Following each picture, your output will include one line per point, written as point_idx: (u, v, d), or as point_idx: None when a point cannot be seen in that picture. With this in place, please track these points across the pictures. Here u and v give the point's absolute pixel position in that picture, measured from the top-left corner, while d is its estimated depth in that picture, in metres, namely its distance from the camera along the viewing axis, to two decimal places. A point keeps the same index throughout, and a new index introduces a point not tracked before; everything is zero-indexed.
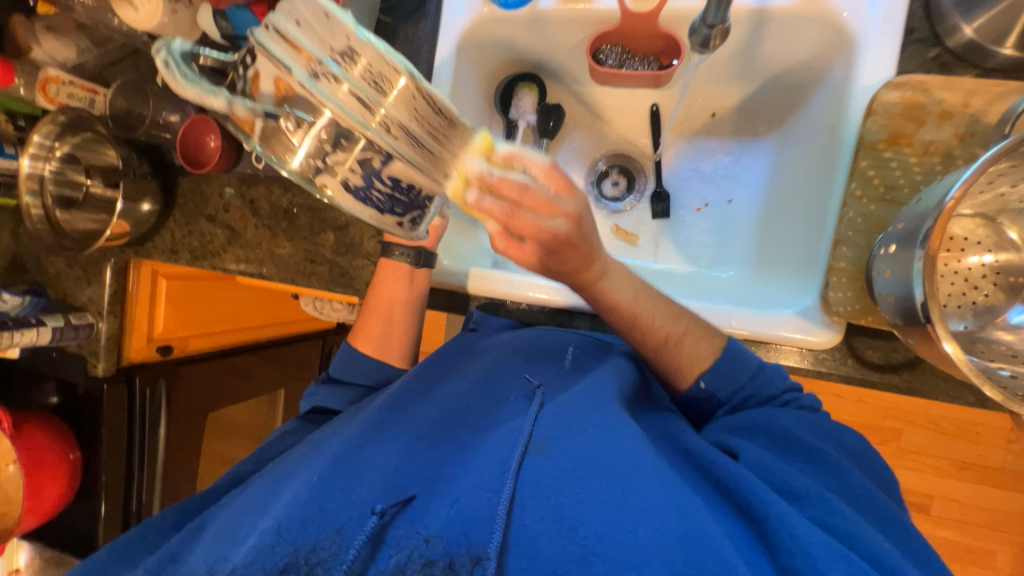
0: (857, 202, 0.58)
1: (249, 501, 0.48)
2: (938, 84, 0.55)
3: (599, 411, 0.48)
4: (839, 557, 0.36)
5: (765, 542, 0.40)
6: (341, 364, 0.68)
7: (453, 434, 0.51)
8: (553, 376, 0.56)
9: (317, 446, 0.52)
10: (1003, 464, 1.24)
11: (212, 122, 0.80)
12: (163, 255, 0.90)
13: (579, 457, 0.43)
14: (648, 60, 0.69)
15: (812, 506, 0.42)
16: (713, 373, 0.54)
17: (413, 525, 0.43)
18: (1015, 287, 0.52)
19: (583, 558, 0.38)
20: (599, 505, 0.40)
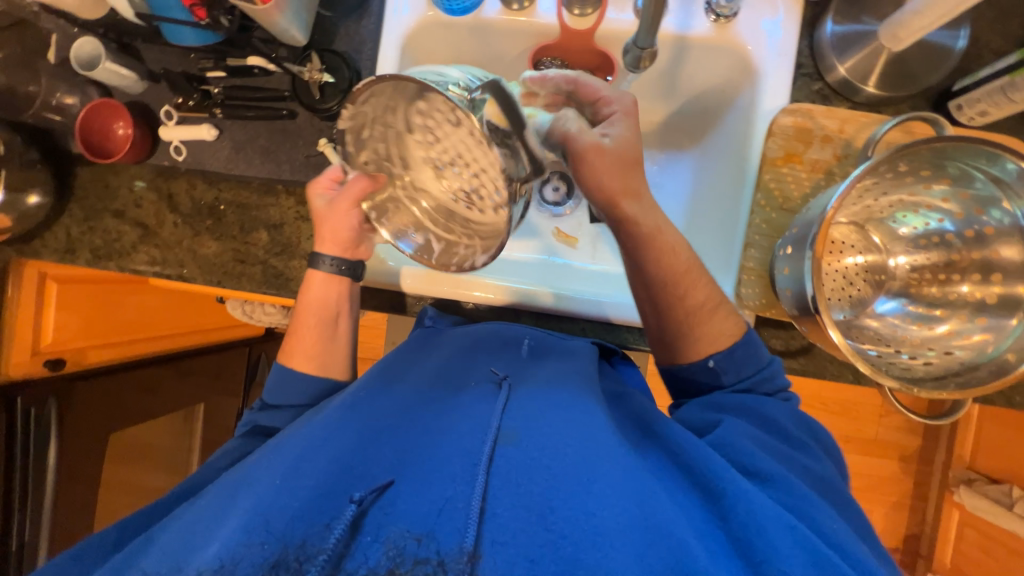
0: (762, 209, 0.67)
1: (198, 513, 0.42)
2: (821, 112, 0.65)
3: (562, 405, 0.48)
4: (785, 526, 0.39)
5: (720, 515, 0.41)
6: (273, 388, 0.64)
7: (418, 421, 0.48)
8: (510, 370, 0.55)
9: (272, 451, 0.47)
10: (876, 436, 1.47)
11: (122, 107, 0.73)
12: (55, 255, 0.78)
13: (545, 446, 0.42)
14: (585, 74, 0.74)
15: (773, 484, 0.45)
16: (723, 354, 0.57)
17: (393, 515, 0.39)
18: (879, 282, 0.63)
19: (552, 542, 0.36)
20: (565, 490, 0.39)
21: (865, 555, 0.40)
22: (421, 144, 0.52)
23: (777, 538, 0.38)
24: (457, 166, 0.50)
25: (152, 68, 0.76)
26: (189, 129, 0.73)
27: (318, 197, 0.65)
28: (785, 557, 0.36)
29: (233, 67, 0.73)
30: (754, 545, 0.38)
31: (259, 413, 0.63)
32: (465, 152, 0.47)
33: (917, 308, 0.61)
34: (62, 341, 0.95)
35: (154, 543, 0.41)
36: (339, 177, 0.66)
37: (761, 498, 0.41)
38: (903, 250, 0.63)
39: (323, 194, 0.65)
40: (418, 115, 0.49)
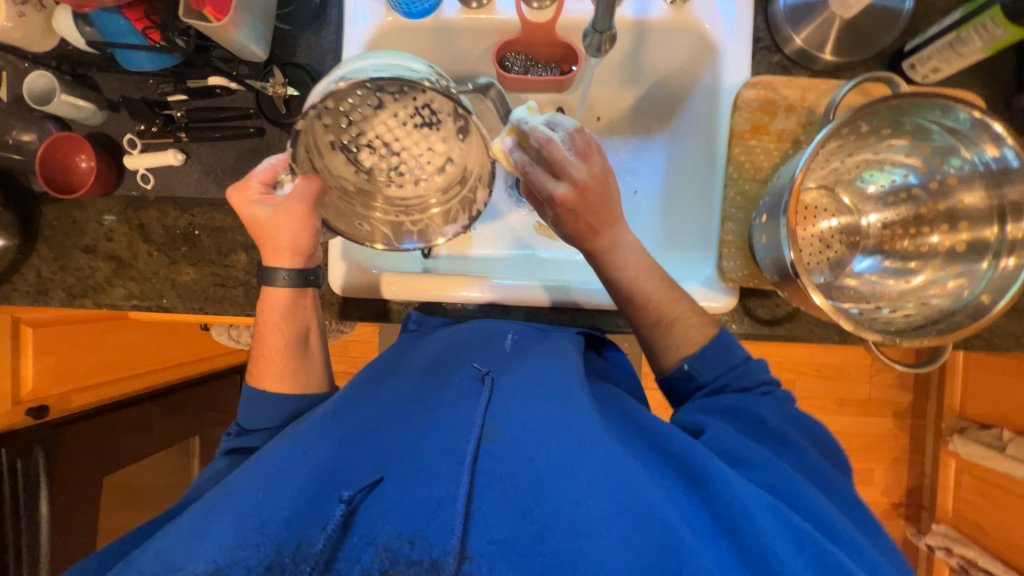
0: (735, 182, 0.68)
1: (179, 526, 0.40)
2: (782, 83, 0.67)
3: (545, 394, 0.48)
4: (767, 506, 0.40)
5: (705, 498, 0.41)
6: (247, 411, 0.60)
7: (402, 420, 0.48)
8: (493, 365, 0.54)
9: (254, 462, 0.46)
10: (869, 395, 1.51)
11: (82, 139, 0.71)
12: (26, 298, 0.76)
13: (530, 440, 0.42)
14: (551, 67, 0.75)
15: (760, 471, 0.46)
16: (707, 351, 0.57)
17: (384, 515, 0.38)
18: (854, 242, 0.64)
19: (537, 534, 0.36)
20: (550, 481, 0.39)
21: (845, 528, 0.42)
22: (336, 133, 0.54)
23: (762, 517, 0.38)
24: (379, 152, 0.56)
25: (109, 97, 0.74)
26: (153, 156, 0.72)
27: (251, 206, 0.59)
28: (768, 533, 0.37)
29: (194, 89, 0.71)
30: (739, 527, 0.38)
31: (237, 439, 0.60)
32: (388, 135, 0.56)
33: (892, 263, 0.62)
34: (43, 386, 0.91)
35: (138, 557, 0.38)
36: (269, 183, 0.61)
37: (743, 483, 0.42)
38: (874, 208, 0.64)
39: (261, 202, 0.59)
40: (335, 103, 0.51)
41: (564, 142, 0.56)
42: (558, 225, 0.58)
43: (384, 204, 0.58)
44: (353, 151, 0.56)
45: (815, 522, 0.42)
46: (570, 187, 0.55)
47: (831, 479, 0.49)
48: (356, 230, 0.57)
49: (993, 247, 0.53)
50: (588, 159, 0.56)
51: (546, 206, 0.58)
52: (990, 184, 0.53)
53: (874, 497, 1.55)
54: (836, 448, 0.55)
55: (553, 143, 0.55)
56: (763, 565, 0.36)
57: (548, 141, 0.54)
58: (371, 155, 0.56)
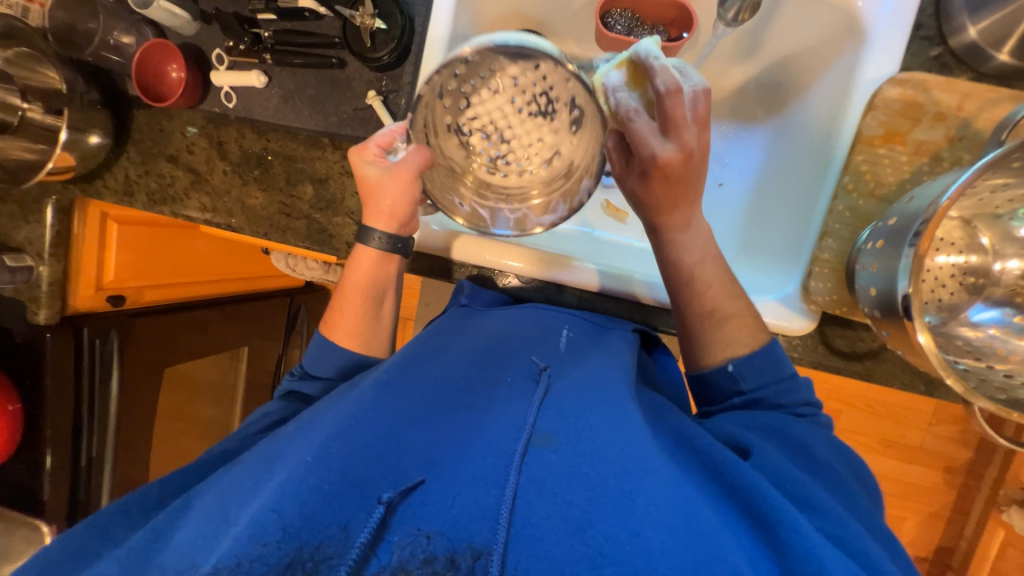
0: (848, 195, 0.59)
1: (235, 482, 0.42)
2: (937, 84, 0.56)
3: (602, 406, 0.45)
4: (845, 563, 0.35)
5: (771, 546, 0.37)
6: (313, 357, 0.62)
7: (451, 411, 0.47)
8: (550, 363, 0.52)
9: (302, 428, 0.47)
10: (923, 443, 1.39)
11: (175, 49, 0.72)
12: (115, 197, 0.81)
13: (586, 453, 0.40)
14: (657, 29, 0.67)
15: (824, 515, 0.41)
16: (756, 363, 0.53)
17: (423, 516, 0.38)
18: (978, 287, 0.55)
19: (591, 559, 0.34)
20: (605, 504, 0.37)
21: None
22: (450, 111, 0.54)
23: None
24: (489, 137, 0.56)
25: (204, 8, 0.74)
26: (240, 75, 0.72)
27: (363, 165, 0.58)
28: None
29: (284, 9, 0.70)
30: None
31: (297, 381, 0.62)
32: (499, 119, 0.55)
33: (1023, 320, 0.53)
34: (122, 280, 1.00)
35: (190, 511, 0.42)
36: (387, 146, 0.59)
37: (812, 530, 0.37)
38: (1016, 253, 0.54)
39: (374, 163, 0.58)
40: (456, 81, 0.52)
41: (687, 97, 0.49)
42: (646, 190, 0.53)
43: (484, 190, 0.57)
44: (464, 134, 0.56)
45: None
46: (676, 150, 0.49)
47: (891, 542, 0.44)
48: (455, 210, 0.56)
49: None
50: (702, 127, 0.50)
51: (642, 168, 0.51)
52: None
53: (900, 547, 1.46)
54: (863, 470, 0.51)
55: (681, 99, 0.47)
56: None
57: (676, 94, 0.47)
58: (479, 139, 0.56)
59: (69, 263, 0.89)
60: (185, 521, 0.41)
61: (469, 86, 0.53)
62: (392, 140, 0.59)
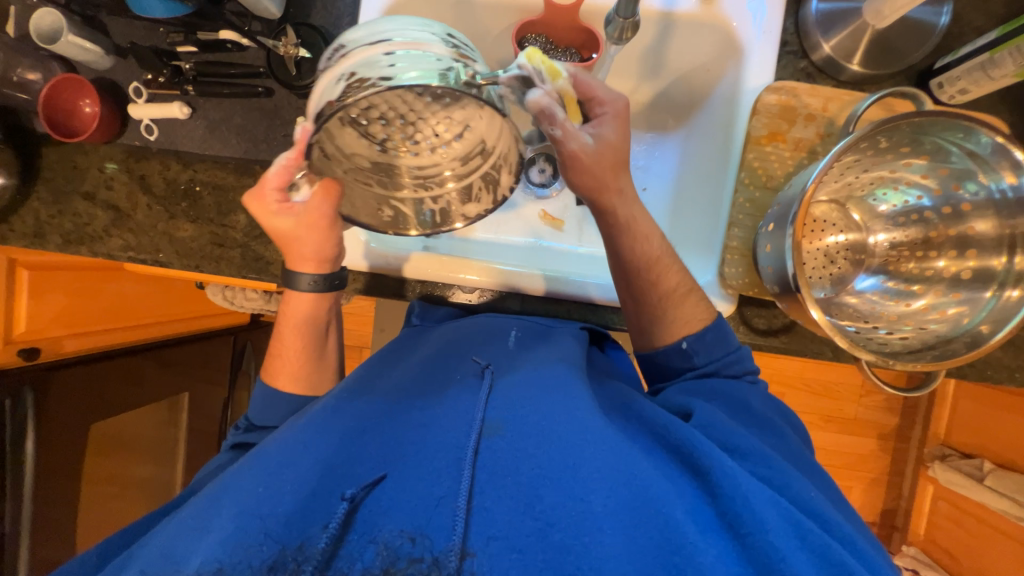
0: (746, 188, 0.67)
1: (181, 525, 0.39)
2: (805, 90, 0.65)
3: (548, 391, 0.47)
4: (768, 498, 0.39)
5: (708, 491, 0.40)
6: (259, 408, 0.60)
7: (403, 414, 0.47)
8: (494, 360, 0.53)
9: (253, 455, 0.46)
10: (856, 414, 1.51)
11: (87, 83, 0.70)
12: (23, 240, 0.76)
13: (531, 435, 0.42)
14: (570, 52, 0.74)
15: (753, 459, 0.45)
16: (696, 337, 0.58)
17: (386, 512, 0.38)
18: (859, 260, 0.63)
19: (540, 531, 0.36)
20: (552, 479, 0.39)
21: (842, 520, 0.42)
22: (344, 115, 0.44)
23: (764, 512, 0.38)
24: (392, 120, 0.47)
25: (118, 43, 0.72)
26: (158, 107, 0.71)
27: (272, 216, 0.56)
28: (771, 528, 0.37)
29: (205, 42, 0.70)
30: (741, 520, 0.37)
31: (244, 434, 0.59)
32: (399, 104, 0.45)
33: (895, 284, 0.61)
34: (36, 330, 0.92)
35: (138, 554, 0.39)
36: (283, 188, 0.54)
37: (743, 473, 0.41)
38: (883, 227, 0.63)
39: (284, 212, 0.56)
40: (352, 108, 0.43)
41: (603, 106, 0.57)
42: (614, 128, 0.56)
43: (431, 182, 0.54)
44: (362, 124, 0.47)
45: (819, 519, 0.41)
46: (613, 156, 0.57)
47: (816, 470, 0.50)
48: (378, 217, 0.55)
49: (999, 278, 0.52)
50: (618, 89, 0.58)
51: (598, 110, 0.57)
52: (1005, 212, 0.52)
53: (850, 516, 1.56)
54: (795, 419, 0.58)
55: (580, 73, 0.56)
56: (763, 561, 0.35)
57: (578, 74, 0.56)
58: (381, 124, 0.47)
59: None
60: (130, 561, 0.39)
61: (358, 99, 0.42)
62: (288, 178, 0.52)
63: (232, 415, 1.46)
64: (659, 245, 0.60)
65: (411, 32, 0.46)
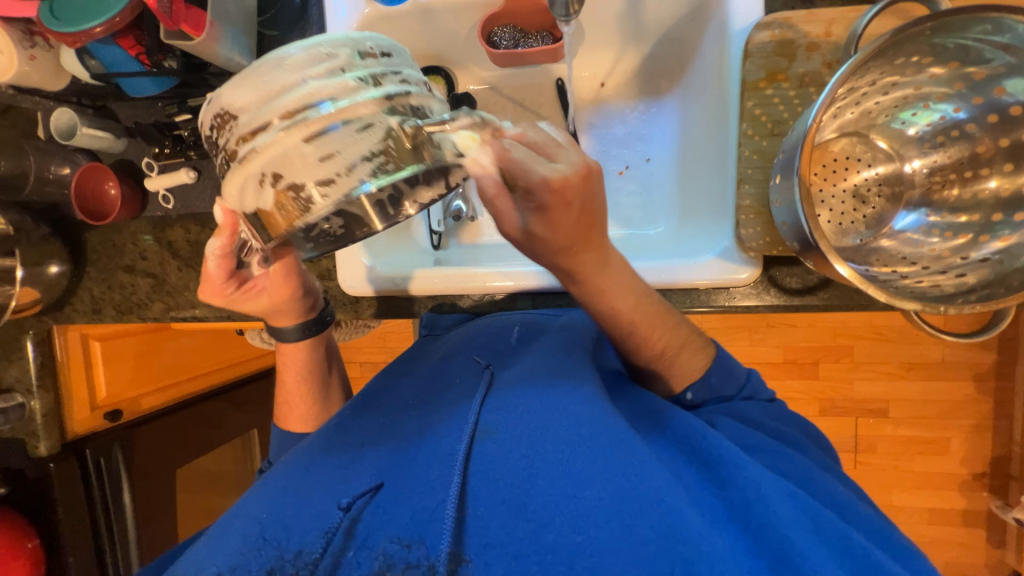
0: (750, 140, 0.61)
1: (202, 546, 0.42)
2: (801, 18, 0.58)
3: (543, 387, 0.44)
4: (782, 490, 0.37)
5: (716, 483, 0.39)
6: (277, 449, 0.65)
7: (401, 424, 0.47)
8: (494, 361, 0.53)
9: (267, 477, 0.48)
10: (943, 357, 1.36)
11: (108, 169, 0.77)
12: (86, 317, 0.85)
13: (523, 436, 0.41)
14: (543, 35, 0.72)
15: (771, 453, 0.44)
16: (701, 385, 0.51)
17: (382, 523, 0.39)
18: (896, 195, 0.56)
19: (532, 533, 0.35)
20: (543, 478, 0.37)
21: (863, 510, 0.41)
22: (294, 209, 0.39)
23: (778, 508, 0.35)
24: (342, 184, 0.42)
25: (127, 125, 0.79)
26: (169, 177, 0.76)
27: (238, 302, 0.57)
28: (785, 521, 0.34)
29: (197, 107, 0.74)
30: (751, 511, 0.36)
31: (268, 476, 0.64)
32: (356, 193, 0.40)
33: (941, 217, 0.53)
34: (116, 393, 1.02)
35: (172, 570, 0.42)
36: (233, 273, 0.54)
37: (758, 467, 0.38)
38: (918, 153, 0.55)
39: (251, 292, 0.57)
40: (290, 200, 0.38)
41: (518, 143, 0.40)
42: (546, 225, 0.43)
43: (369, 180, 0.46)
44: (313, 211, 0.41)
45: (838, 510, 0.40)
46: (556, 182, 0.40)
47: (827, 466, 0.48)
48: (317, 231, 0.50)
49: None
50: (570, 147, 0.42)
51: (523, 196, 0.41)
52: None
53: (953, 469, 1.40)
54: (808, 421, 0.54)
55: (509, 144, 0.40)
56: (778, 555, 0.33)
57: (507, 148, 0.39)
58: None
59: (60, 391, 0.93)
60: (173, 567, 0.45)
61: (303, 198, 0.38)
62: (233, 268, 0.54)
63: None
64: None
65: (313, 89, 0.36)
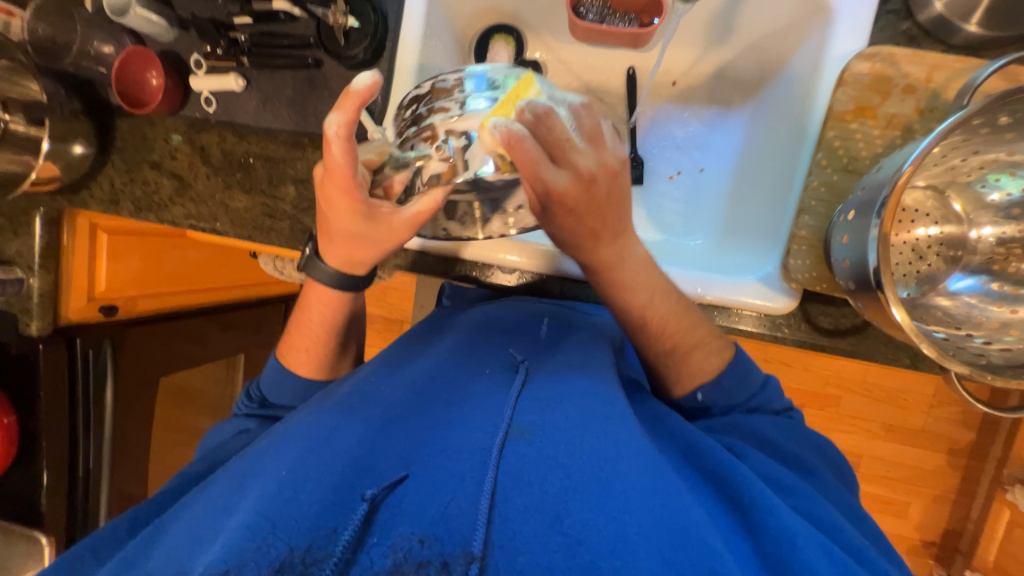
0: (822, 170, 0.59)
1: (202, 507, 0.39)
2: (905, 57, 0.57)
3: (579, 397, 0.44)
4: (819, 546, 0.36)
5: (748, 528, 0.38)
6: (273, 385, 0.62)
7: (429, 408, 0.44)
8: (530, 357, 0.51)
9: (279, 434, 0.45)
10: (923, 426, 1.38)
11: (154, 57, 0.73)
12: (102, 206, 0.82)
13: (561, 443, 0.39)
14: (629, 18, 0.69)
15: (806, 497, 0.43)
16: (713, 386, 0.52)
17: (404, 514, 0.36)
18: (955, 257, 0.55)
19: (569, 548, 0.33)
20: (582, 492, 0.36)
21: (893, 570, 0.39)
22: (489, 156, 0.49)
23: (812, 557, 0.35)
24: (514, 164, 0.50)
25: (180, 15, 0.74)
26: (216, 79, 0.72)
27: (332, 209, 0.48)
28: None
29: (259, 13, 0.70)
30: (786, 563, 0.35)
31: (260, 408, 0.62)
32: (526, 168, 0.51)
33: (1000, 286, 0.53)
34: (114, 289, 1.01)
35: (164, 533, 0.39)
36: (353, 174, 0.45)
37: (790, 514, 0.38)
38: (990, 221, 0.54)
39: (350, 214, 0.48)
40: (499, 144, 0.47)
41: (568, 120, 0.43)
42: (554, 226, 0.48)
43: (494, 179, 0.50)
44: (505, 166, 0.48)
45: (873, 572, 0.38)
46: (573, 178, 0.43)
47: (848, 504, 0.47)
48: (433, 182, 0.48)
49: None
50: (595, 145, 0.44)
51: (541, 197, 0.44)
52: None
53: (906, 533, 1.44)
54: (828, 445, 0.53)
55: (529, 136, 0.40)
56: None
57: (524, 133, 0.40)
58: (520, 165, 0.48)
59: (59, 274, 0.90)
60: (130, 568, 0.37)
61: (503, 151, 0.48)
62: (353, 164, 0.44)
63: None
64: None
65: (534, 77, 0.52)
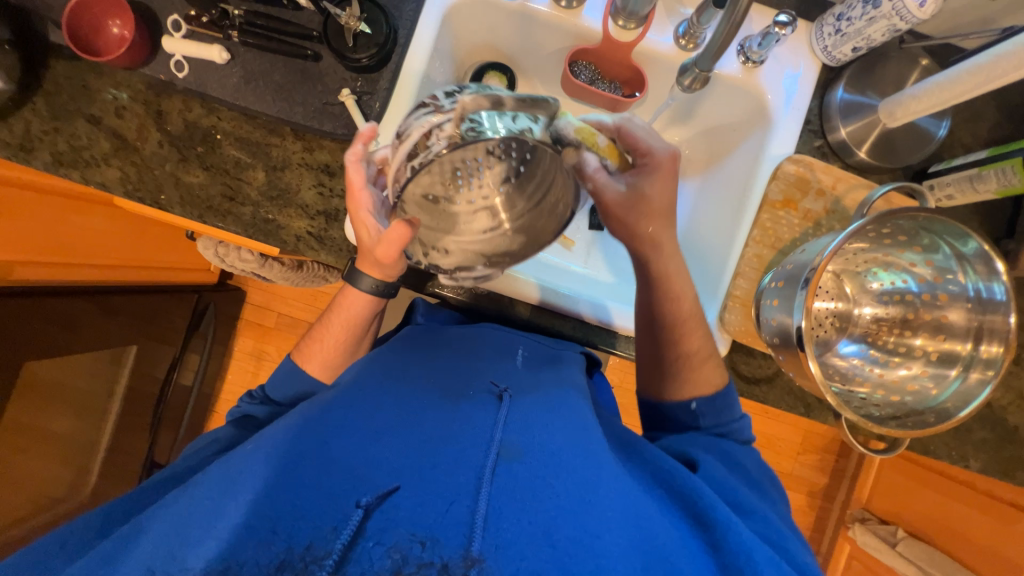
0: (756, 244, 0.72)
1: (199, 502, 0.42)
2: (820, 167, 0.72)
3: (562, 424, 0.48)
4: (770, 558, 0.40)
5: (711, 543, 0.42)
6: (278, 381, 0.66)
7: (417, 424, 0.46)
8: (512, 385, 0.53)
9: (265, 441, 0.47)
10: (791, 470, 1.62)
11: (123, 4, 0.66)
12: (5, 150, 0.69)
13: (548, 463, 0.43)
14: (614, 85, 0.79)
15: (757, 520, 0.47)
16: (705, 400, 0.61)
17: (399, 518, 0.38)
18: (843, 327, 0.70)
19: (559, 560, 0.36)
20: (570, 510, 0.39)
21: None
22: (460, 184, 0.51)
23: (766, 569, 0.39)
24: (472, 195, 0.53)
25: None
26: (196, 46, 0.67)
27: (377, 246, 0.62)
28: None
29: None
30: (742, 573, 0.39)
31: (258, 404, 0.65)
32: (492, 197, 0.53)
33: (874, 353, 0.69)
34: None
35: (148, 528, 0.42)
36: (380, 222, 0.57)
37: (745, 531, 0.42)
38: (869, 302, 0.70)
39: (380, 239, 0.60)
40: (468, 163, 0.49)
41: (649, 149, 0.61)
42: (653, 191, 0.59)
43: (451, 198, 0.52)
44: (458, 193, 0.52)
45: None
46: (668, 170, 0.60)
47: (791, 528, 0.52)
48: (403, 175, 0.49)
49: (963, 360, 0.60)
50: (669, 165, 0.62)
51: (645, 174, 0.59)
52: (975, 306, 0.60)
53: None
54: (775, 477, 0.61)
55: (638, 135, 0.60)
56: None
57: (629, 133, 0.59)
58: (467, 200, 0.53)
59: None
60: (120, 569, 0.38)
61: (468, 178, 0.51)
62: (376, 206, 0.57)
63: (178, 378, 1.31)
64: (674, 283, 0.63)
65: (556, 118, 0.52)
